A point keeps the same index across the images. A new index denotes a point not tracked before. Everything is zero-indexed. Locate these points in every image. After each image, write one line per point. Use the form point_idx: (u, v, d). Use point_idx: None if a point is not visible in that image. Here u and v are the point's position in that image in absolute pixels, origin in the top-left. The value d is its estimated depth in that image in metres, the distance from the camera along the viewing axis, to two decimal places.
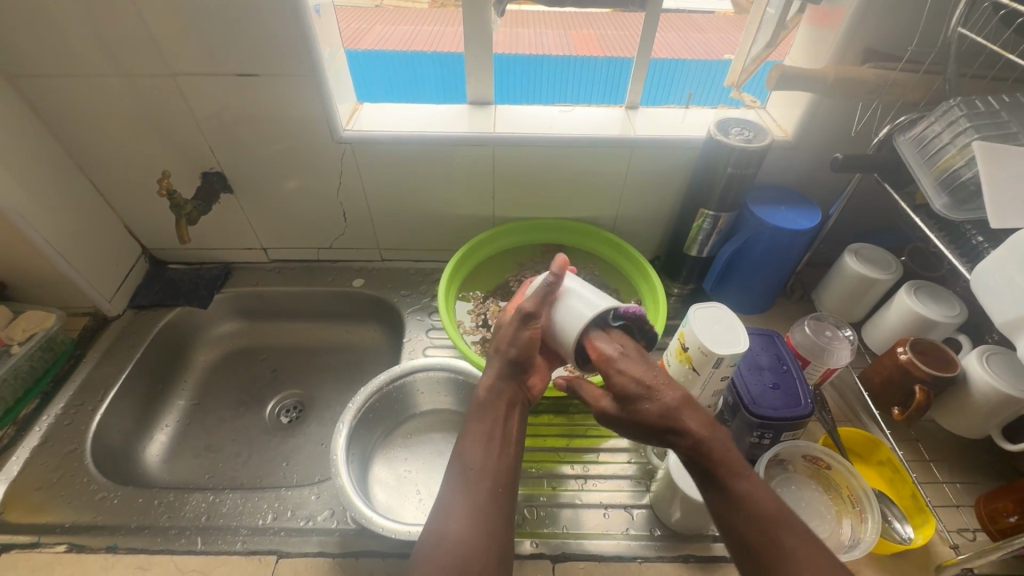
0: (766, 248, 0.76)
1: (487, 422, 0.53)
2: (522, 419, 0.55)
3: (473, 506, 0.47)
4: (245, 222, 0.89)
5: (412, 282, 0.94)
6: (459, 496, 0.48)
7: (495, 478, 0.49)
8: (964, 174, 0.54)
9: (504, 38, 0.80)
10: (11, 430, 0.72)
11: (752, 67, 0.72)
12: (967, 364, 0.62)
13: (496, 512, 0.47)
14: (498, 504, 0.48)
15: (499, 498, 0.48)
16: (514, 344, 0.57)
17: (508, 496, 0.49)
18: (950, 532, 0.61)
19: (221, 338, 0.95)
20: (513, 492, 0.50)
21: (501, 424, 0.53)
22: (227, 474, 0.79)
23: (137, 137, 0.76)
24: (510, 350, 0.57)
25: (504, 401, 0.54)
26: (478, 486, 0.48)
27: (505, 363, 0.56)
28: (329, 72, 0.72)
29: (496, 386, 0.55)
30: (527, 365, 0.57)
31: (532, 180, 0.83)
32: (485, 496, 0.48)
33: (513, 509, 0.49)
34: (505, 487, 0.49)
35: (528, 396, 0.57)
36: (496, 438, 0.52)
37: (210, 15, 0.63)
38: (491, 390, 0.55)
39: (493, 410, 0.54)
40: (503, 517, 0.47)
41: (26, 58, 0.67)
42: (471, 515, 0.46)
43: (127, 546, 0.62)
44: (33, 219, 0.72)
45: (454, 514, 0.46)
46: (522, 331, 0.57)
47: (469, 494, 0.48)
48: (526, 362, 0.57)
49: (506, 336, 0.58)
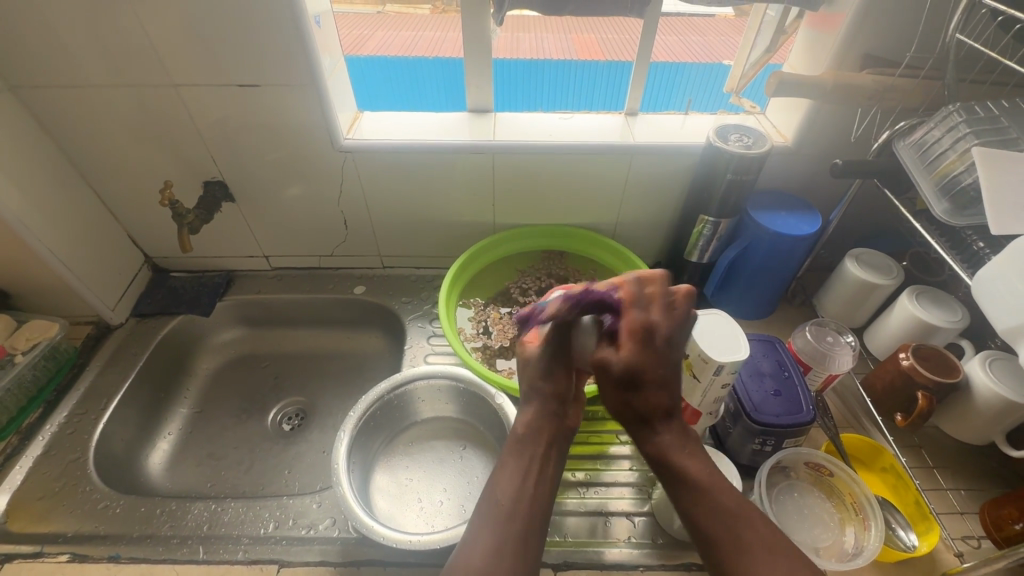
0: (766, 254, 0.76)
1: (523, 459, 0.51)
2: (561, 454, 0.53)
3: (502, 541, 0.45)
4: (247, 230, 0.90)
5: (412, 289, 0.94)
6: (485, 531, 0.46)
7: (526, 513, 0.48)
8: (964, 180, 0.54)
9: (504, 43, 0.80)
10: (15, 439, 0.72)
11: (752, 71, 0.74)
12: (969, 370, 0.62)
13: (527, 550, 0.46)
14: (529, 542, 0.46)
15: (532, 539, 0.46)
16: (547, 378, 0.54)
17: (539, 534, 0.47)
18: (954, 539, 0.60)
19: (223, 345, 0.95)
20: (545, 531, 0.48)
21: (539, 459, 0.52)
22: (229, 482, 0.79)
23: (140, 147, 0.77)
24: (544, 382, 0.54)
25: (545, 437, 0.53)
26: (505, 517, 0.47)
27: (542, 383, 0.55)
28: (330, 81, 0.72)
29: (534, 420, 0.54)
30: (565, 397, 0.55)
31: (533, 187, 0.83)
32: (517, 534, 0.46)
33: (543, 550, 0.47)
34: (537, 527, 0.47)
35: (568, 426, 0.55)
36: (532, 475, 0.50)
37: (212, 26, 0.64)
38: (529, 426, 0.54)
39: (534, 444, 0.52)
40: (532, 557, 0.46)
41: (30, 69, 0.67)
42: (499, 551, 0.44)
43: (129, 555, 0.62)
44: (37, 229, 0.72)
45: (481, 549, 0.45)
46: (550, 363, 0.55)
47: (500, 530, 0.46)
48: (565, 394, 0.55)
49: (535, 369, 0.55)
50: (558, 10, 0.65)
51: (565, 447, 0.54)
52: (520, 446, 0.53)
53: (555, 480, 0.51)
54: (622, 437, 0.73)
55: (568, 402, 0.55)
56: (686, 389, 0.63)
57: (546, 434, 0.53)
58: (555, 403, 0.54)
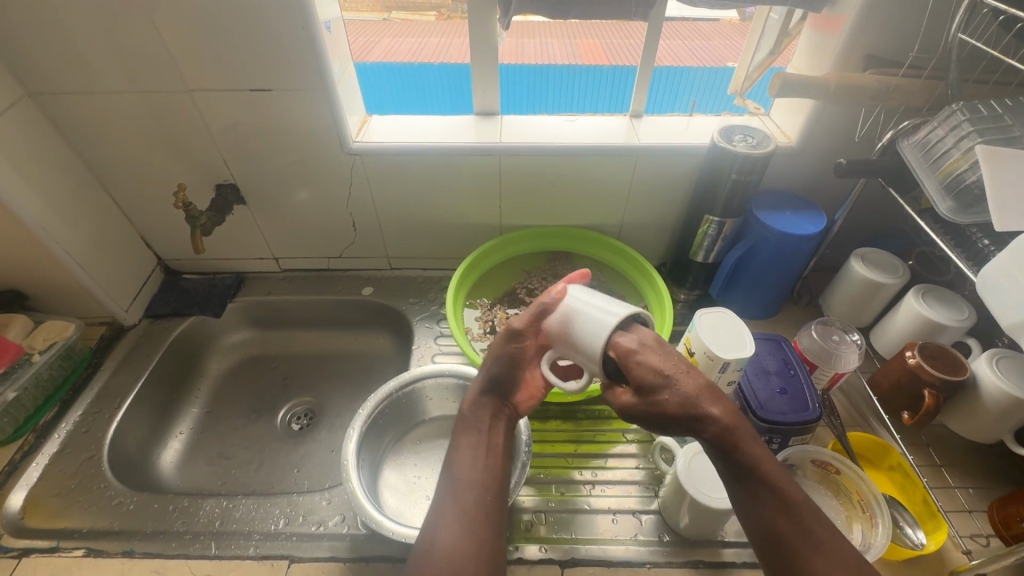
0: (772, 254, 0.77)
1: (473, 436, 0.56)
2: (506, 432, 0.58)
3: (463, 512, 0.49)
4: (258, 232, 0.91)
5: (420, 290, 0.95)
6: (450, 506, 0.49)
7: (483, 485, 0.51)
8: (968, 178, 0.54)
9: (510, 49, 0.81)
10: (31, 437, 0.74)
11: (755, 74, 0.76)
12: (976, 368, 0.62)
13: (487, 517, 0.49)
14: (486, 512, 0.49)
15: (488, 506, 0.50)
16: (498, 362, 0.59)
17: (498, 503, 0.51)
18: (962, 537, 0.60)
19: (234, 346, 0.97)
20: (501, 500, 0.52)
21: (487, 435, 0.56)
22: (240, 481, 0.80)
23: (154, 151, 0.78)
24: (494, 366, 0.59)
25: (487, 414, 0.57)
26: (465, 493, 0.50)
27: (491, 371, 0.59)
28: (339, 86, 0.74)
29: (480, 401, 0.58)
30: (507, 381, 0.59)
31: (539, 189, 0.84)
32: (473, 501, 0.50)
33: (502, 516, 0.50)
34: (493, 497, 0.51)
35: (511, 411, 0.60)
36: (482, 449, 0.54)
37: (226, 33, 0.66)
38: (474, 405, 0.59)
39: (479, 421, 0.57)
40: (491, 519, 0.49)
41: (50, 75, 0.69)
42: (462, 520, 0.48)
43: (143, 550, 0.63)
44: (54, 231, 0.74)
45: (446, 518, 0.48)
46: (508, 348, 0.58)
47: (460, 500, 0.49)
48: (508, 380, 0.59)
49: (494, 350, 0.60)
50: (564, 14, 0.67)
51: (509, 423, 0.59)
52: (468, 422, 0.57)
53: (504, 454, 0.56)
54: (628, 435, 0.74)
55: (510, 386, 0.59)
56: None
57: (489, 411, 0.58)
58: (496, 384, 0.59)
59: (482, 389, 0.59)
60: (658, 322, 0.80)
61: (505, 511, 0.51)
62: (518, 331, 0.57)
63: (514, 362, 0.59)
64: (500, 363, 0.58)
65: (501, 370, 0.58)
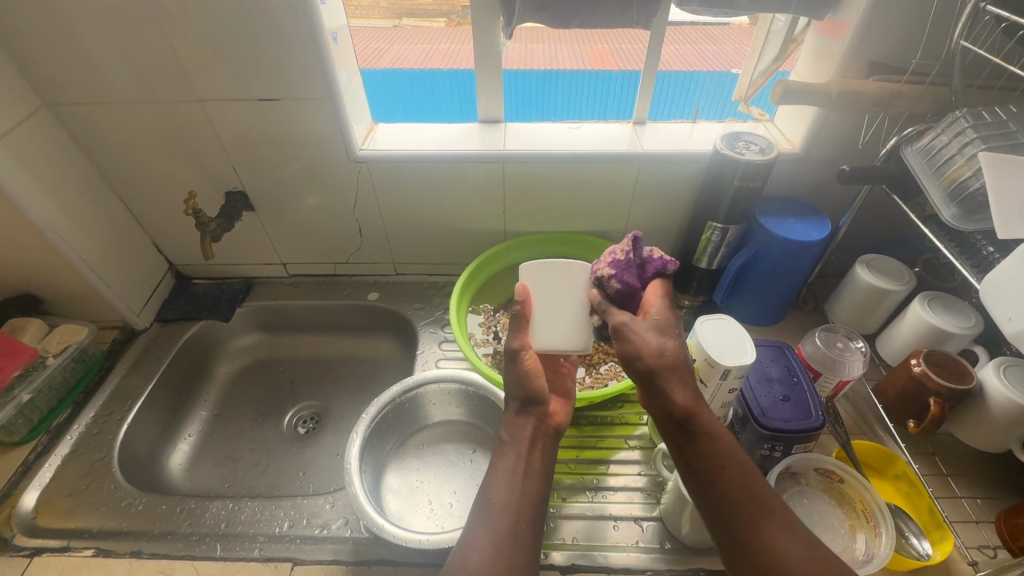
0: (776, 260, 0.77)
1: (511, 459, 0.54)
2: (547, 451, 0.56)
3: (497, 538, 0.47)
4: (266, 238, 0.93)
5: (424, 296, 0.96)
6: (481, 530, 0.48)
7: (518, 510, 0.50)
8: (972, 185, 0.53)
9: (517, 55, 0.82)
10: (45, 438, 0.75)
11: (761, 79, 0.78)
12: (983, 376, 0.61)
13: (522, 545, 0.47)
14: (522, 540, 0.48)
15: (522, 533, 0.48)
16: (516, 382, 0.58)
17: (532, 530, 0.49)
18: (968, 548, 0.59)
19: (242, 350, 0.98)
20: (538, 524, 0.50)
21: (524, 459, 0.54)
22: (247, 483, 0.81)
23: (166, 160, 0.80)
24: (515, 387, 0.58)
25: (526, 436, 0.56)
26: (499, 521, 0.48)
27: (517, 390, 0.58)
28: (345, 95, 0.75)
29: (518, 421, 0.57)
30: (535, 398, 0.57)
31: (542, 196, 0.85)
32: (509, 527, 0.48)
33: (537, 544, 0.49)
34: (528, 523, 0.49)
35: (552, 424, 0.58)
36: (519, 472, 0.53)
37: (235, 45, 0.67)
38: (511, 428, 0.57)
39: (517, 443, 0.55)
40: (526, 549, 0.47)
41: (66, 87, 0.71)
42: (495, 548, 0.46)
43: (150, 551, 0.64)
44: (69, 237, 0.76)
45: (479, 545, 0.46)
46: (515, 367, 0.58)
47: (492, 527, 0.48)
48: (535, 396, 0.58)
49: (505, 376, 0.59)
50: (566, 23, 0.67)
51: (551, 441, 0.57)
52: (506, 446, 0.55)
53: (547, 474, 0.54)
54: (631, 442, 0.74)
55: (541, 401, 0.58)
56: None
57: (529, 433, 0.56)
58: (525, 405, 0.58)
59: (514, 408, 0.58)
60: None
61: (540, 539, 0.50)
62: (517, 349, 0.58)
63: (537, 380, 0.58)
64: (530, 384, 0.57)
65: (524, 389, 0.58)
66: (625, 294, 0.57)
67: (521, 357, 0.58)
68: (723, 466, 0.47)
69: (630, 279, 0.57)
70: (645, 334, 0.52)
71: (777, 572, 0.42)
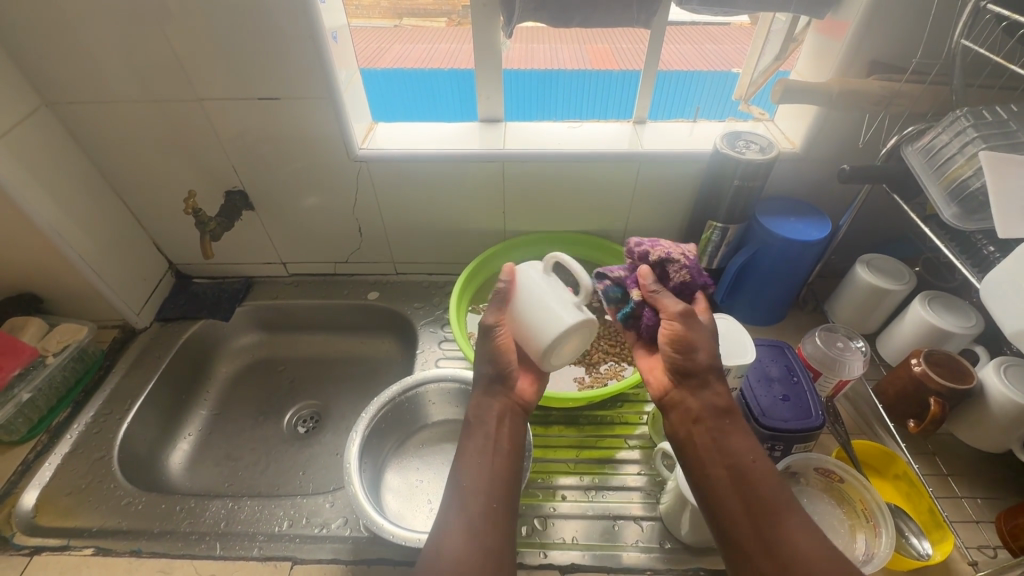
0: (776, 259, 0.77)
1: (478, 441, 0.55)
2: (514, 428, 0.57)
3: (469, 521, 0.48)
4: (266, 238, 0.93)
5: (424, 295, 0.96)
6: (453, 515, 0.48)
7: (489, 492, 0.50)
8: (972, 184, 0.53)
9: (517, 55, 0.82)
10: (45, 437, 0.75)
11: (761, 79, 0.78)
12: (983, 375, 0.61)
13: (492, 527, 0.48)
14: (492, 521, 0.48)
15: (495, 515, 0.49)
16: (488, 359, 0.59)
17: (505, 511, 0.50)
18: (969, 548, 0.59)
19: (242, 349, 0.98)
20: (508, 505, 0.51)
21: (493, 439, 0.55)
22: (247, 482, 0.81)
23: (166, 159, 0.80)
24: (488, 363, 0.59)
25: (494, 413, 0.57)
26: (471, 503, 0.49)
27: (487, 367, 0.59)
28: (346, 94, 0.75)
29: (486, 401, 0.57)
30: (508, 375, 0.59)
31: (542, 195, 0.85)
32: (481, 509, 0.49)
33: (508, 520, 0.50)
34: (498, 504, 0.50)
35: (520, 404, 0.59)
36: (488, 453, 0.53)
37: (235, 44, 0.67)
38: (479, 408, 0.57)
39: (484, 423, 0.56)
40: (501, 530, 0.48)
41: (67, 86, 0.71)
42: (466, 531, 0.47)
43: (150, 550, 0.64)
44: (69, 236, 0.76)
45: (450, 530, 0.47)
46: (489, 344, 0.59)
47: (464, 512, 0.48)
48: (505, 372, 0.59)
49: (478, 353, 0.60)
50: (566, 22, 0.67)
51: (518, 420, 0.58)
52: (475, 428, 0.56)
53: (513, 453, 0.55)
54: (630, 441, 0.74)
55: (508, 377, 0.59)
56: None
57: (496, 410, 0.57)
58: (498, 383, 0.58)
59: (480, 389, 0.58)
60: None
61: (512, 518, 0.51)
62: (494, 323, 0.59)
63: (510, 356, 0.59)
64: (496, 360, 0.59)
65: (497, 364, 0.59)
66: (688, 287, 0.59)
67: (495, 334, 0.59)
68: (752, 462, 0.50)
69: (699, 278, 0.60)
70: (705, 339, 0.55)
71: (791, 561, 0.43)
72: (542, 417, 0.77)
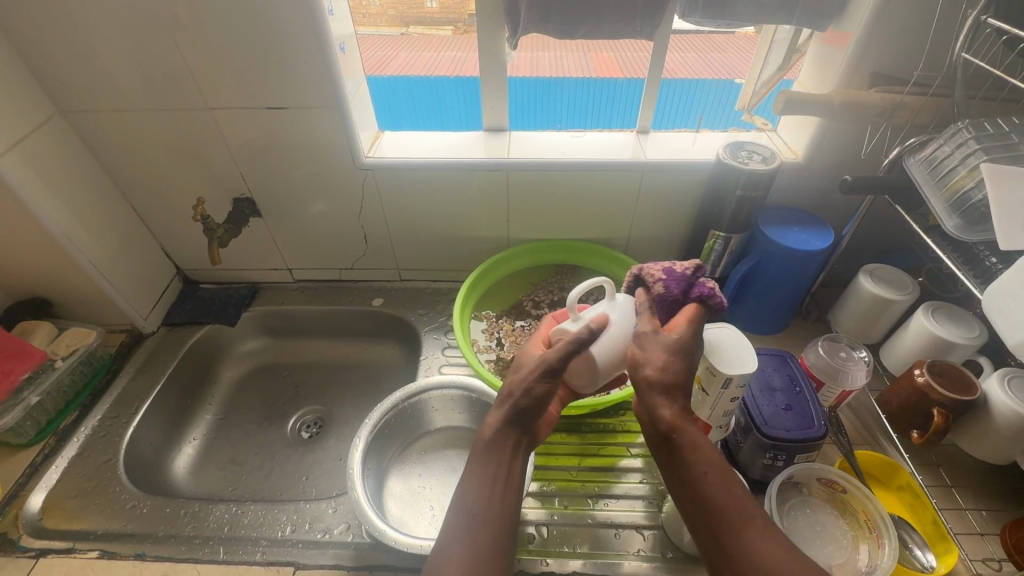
0: (779, 269, 0.77)
1: (489, 466, 0.51)
2: (530, 461, 0.53)
3: (474, 551, 0.45)
4: (273, 244, 0.94)
5: (428, 302, 0.97)
6: (459, 540, 0.46)
7: (498, 522, 0.47)
8: (975, 196, 0.54)
9: (523, 63, 0.81)
10: (52, 441, 0.76)
11: (763, 90, 0.78)
12: (987, 388, 0.61)
13: (497, 559, 0.45)
14: (497, 552, 0.46)
15: (500, 546, 0.46)
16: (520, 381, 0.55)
17: (510, 542, 0.47)
18: (973, 561, 0.59)
19: (247, 354, 0.99)
20: (514, 537, 0.48)
21: (505, 468, 0.51)
22: (251, 487, 0.82)
23: (177, 166, 0.82)
24: (515, 385, 0.55)
25: (511, 441, 0.52)
26: (476, 531, 0.46)
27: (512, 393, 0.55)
28: (353, 104, 0.76)
29: (502, 427, 0.53)
30: (535, 407, 0.54)
31: (547, 203, 0.85)
32: (488, 540, 0.46)
33: (512, 555, 0.47)
34: (508, 535, 0.47)
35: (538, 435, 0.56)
36: (500, 481, 0.50)
37: (245, 54, 0.68)
38: (496, 435, 0.53)
39: (499, 452, 0.51)
40: (503, 562, 0.45)
41: (80, 95, 0.73)
42: (471, 563, 0.44)
43: (153, 554, 0.64)
44: (80, 242, 0.77)
45: (455, 555, 0.44)
46: (531, 356, 0.57)
47: (469, 540, 0.46)
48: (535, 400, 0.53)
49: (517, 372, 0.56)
50: (570, 34, 0.68)
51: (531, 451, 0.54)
52: (489, 453, 0.51)
53: (523, 488, 0.51)
54: (633, 449, 0.74)
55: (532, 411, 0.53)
56: (695, 403, 0.63)
57: (515, 438, 0.52)
58: (516, 404, 0.54)
59: (504, 416, 0.53)
60: None
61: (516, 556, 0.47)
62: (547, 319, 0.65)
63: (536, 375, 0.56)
64: (516, 388, 0.55)
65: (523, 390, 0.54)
66: (665, 302, 0.56)
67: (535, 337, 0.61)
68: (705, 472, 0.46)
69: (673, 288, 0.55)
70: (659, 352, 0.50)
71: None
72: None
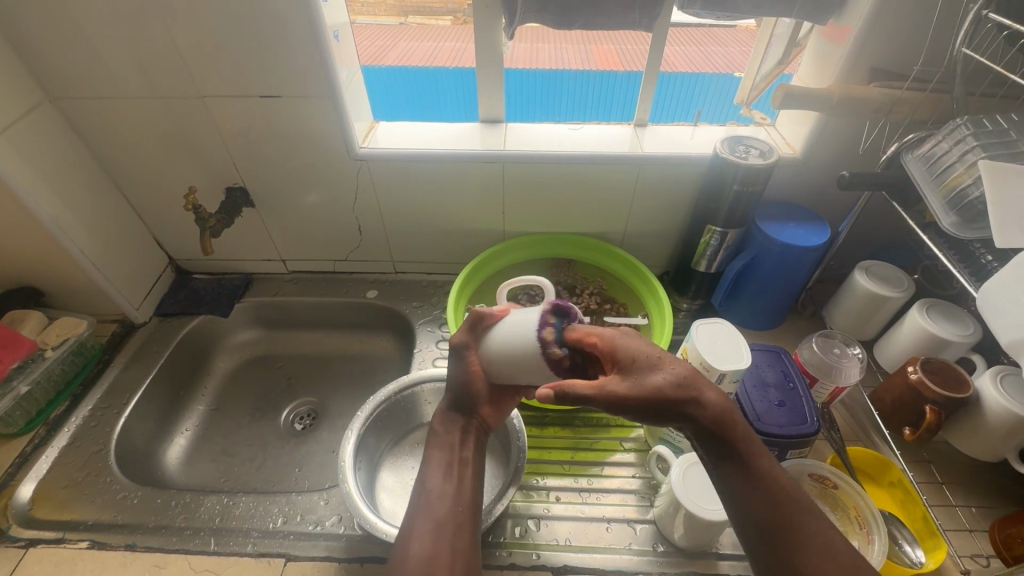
0: (775, 265, 0.76)
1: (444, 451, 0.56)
2: (477, 446, 0.59)
3: (439, 522, 0.50)
4: (266, 235, 0.93)
5: (423, 294, 0.96)
6: (422, 518, 0.50)
7: (455, 497, 0.52)
8: (971, 193, 0.53)
9: (523, 53, 0.81)
10: (42, 431, 0.76)
11: (763, 83, 0.76)
12: (980, 385, 0.61)
13: (460, 526, 0.51)
14: (460, 522, 0.51)
15: (461, 518, 0.51)
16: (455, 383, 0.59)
17: (470, 513, 0.52)
18: (961, 557, 0.59)
19: (240, 345, 0.99)
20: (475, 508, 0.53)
21: (457, 450, 0.57)
22: (242, 478, 0.81)
23: (168, 155, 0.81)
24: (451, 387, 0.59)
25: (458, 430, 0.58)
26: (437, 505, 0.51)
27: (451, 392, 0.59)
28: (347, 92, 0.75)
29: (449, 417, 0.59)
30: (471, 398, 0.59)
31: (543, 196, 0.85)
32: (448, 514, 0.51)
33: (473, 525, 0.52)
34: (467, 506, 0.52)
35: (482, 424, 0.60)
36: (454, 464, 0.56)
37: (237, 42, 0.67)
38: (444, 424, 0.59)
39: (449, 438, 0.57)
40: (466, 531, 0.51)
41: (70, 82, 0.72)
42: (435, 533, 0.49)
43: (144, 544, 0.64)
44: (69, 231, 0.76)
45: (420, 531, 0.49)
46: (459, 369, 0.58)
47: (433, 512, 0.51)
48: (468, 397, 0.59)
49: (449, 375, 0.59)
50: (568, 26, 0.67)
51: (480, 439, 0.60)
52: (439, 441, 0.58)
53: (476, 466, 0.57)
54: (625, 444, 0.74)
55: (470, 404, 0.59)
56: None
57: (460, 426, 0.59)
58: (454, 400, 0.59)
59: (446, 408, 0.60)
60: (659, 331, 0.80)
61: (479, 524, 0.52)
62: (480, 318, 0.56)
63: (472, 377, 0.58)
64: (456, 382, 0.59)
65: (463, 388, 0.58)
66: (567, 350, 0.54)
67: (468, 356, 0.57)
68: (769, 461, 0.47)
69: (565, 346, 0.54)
70: (648, 373, 0.49)
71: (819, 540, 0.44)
72: (538, 418, 0.77)
